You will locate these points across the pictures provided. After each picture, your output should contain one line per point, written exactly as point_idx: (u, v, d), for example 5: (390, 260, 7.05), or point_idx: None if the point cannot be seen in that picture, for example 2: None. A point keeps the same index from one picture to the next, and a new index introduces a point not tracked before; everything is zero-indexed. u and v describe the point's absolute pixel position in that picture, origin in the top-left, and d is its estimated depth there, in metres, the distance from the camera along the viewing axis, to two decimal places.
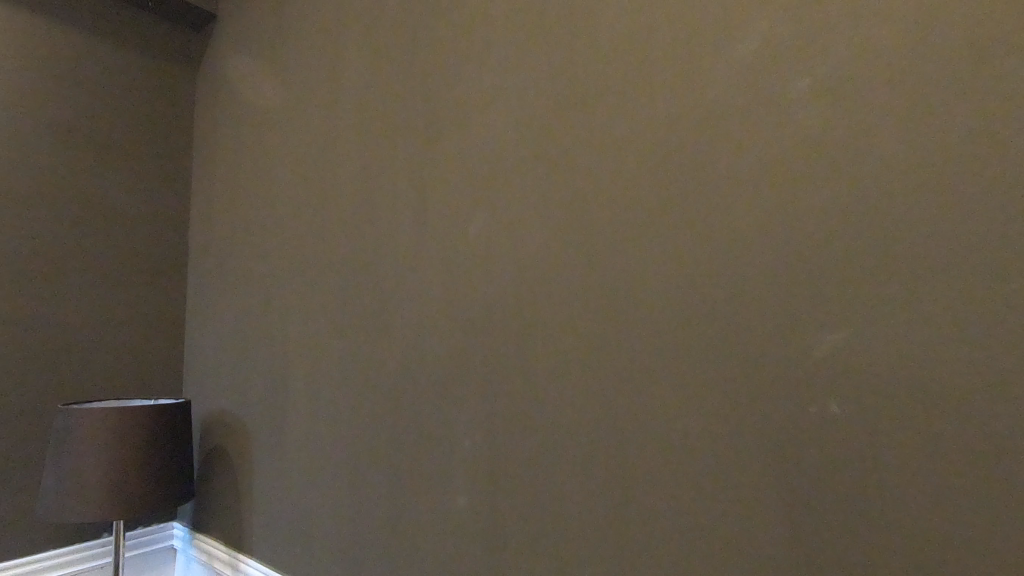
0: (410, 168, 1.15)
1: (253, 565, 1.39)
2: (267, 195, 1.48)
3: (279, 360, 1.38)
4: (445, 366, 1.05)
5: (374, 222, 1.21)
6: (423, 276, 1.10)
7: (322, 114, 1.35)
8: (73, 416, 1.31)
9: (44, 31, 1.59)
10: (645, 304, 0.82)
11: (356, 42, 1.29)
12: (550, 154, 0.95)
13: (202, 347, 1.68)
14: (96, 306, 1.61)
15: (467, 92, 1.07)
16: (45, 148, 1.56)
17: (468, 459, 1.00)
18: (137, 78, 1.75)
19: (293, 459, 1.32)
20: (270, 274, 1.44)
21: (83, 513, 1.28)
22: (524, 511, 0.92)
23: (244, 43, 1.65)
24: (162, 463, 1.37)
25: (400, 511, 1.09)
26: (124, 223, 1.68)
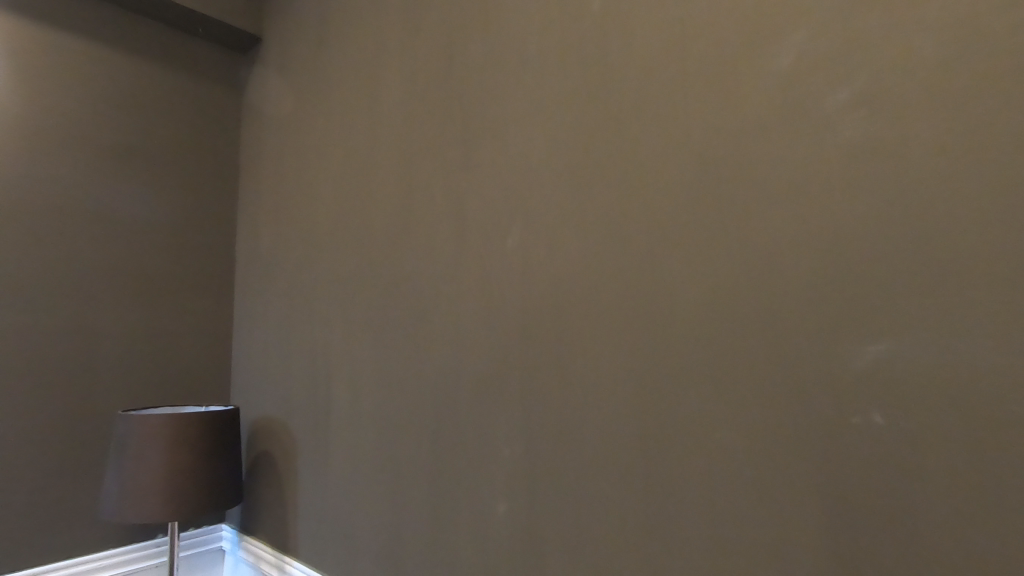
0: (443, 185, 1.18)
1: (297, 566, 1.43)
2: (308, 211, 1.54)
3: (321, 369, 1.43)
4: (477, 382, 1.06)
5: (409, 238, 1.23)
6: (455, 290, 1.12)
7: (360, 131, 1.40)
8: (131, 423, 1.38)
9: (106, 60, 1.70)
10: (676, 320, 0.81)
11: (392, 63, 1.33)
12: (579, 169, 0.95)
13: (249, 356, 1.75)
14: (153, 318, 1.71)
15: (499, 110, 1.09)
16: (107, 170, 1.67)
17: (500, 475, 1.01)
18: (190, 100, 1.85)
19: (334, 468, 1.36)
20: (312, 288, 1.49)
21: (140, 513, 1.35)
22: (555, 529, 0.92)
23: (287, 65, 1.71)
24: (214, 467, 1.44)
25: (435, 523, 1.11)
26: (177, 238, 1.78)
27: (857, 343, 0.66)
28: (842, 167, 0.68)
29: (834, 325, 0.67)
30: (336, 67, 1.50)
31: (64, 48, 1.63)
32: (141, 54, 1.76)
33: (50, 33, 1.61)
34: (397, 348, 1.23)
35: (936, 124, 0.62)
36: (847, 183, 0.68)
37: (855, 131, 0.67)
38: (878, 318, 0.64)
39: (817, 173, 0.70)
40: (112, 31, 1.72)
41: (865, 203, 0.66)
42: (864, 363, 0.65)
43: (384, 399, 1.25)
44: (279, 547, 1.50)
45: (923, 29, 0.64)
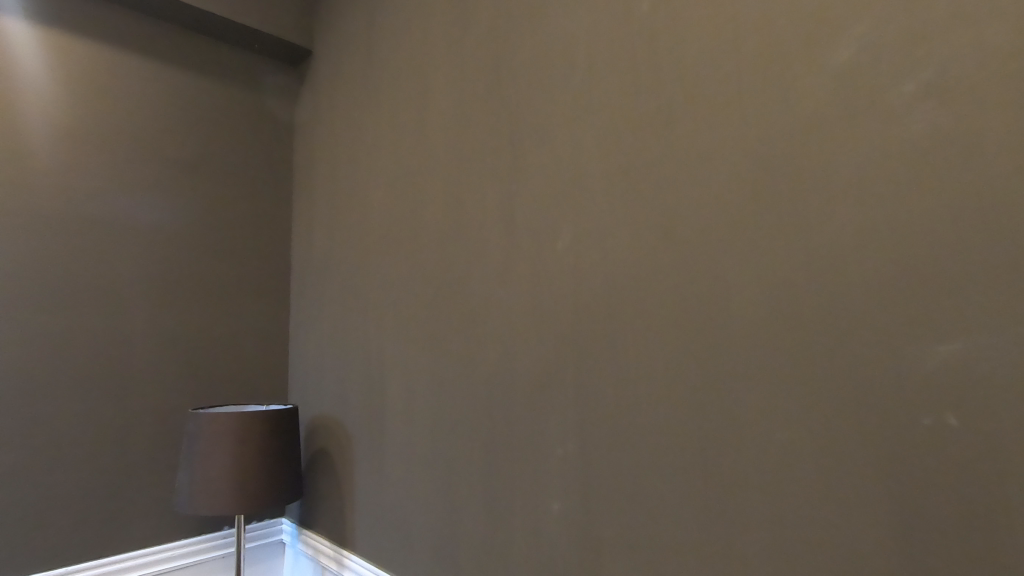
0: (493, 190, 1.20)
1: (354, 560, 1.48)
2: (361, 217, 1.59)
3: (376, 369, 1.47)
4: (528, 382, 1.08)
5: (460, 241, 1.26)
6: (507, 291, 1.14)
7: (411, 138, 1.43)
8: (200, 420, 1.46)
9: (172, 79, 1.80)
10: (733, 319, 0.81)
11: (441, 71, 1.36)
12: (631, 169, 0.96)
13: (306, 357, 1.82)
14: (216, 321, 1.80)
15: (548, 114, 1.10)
16: (174, 182, 1.77)
17: (554, 475, 1.02)
18: (248, 113, 1.94)
19: (389, 466, 1.40)
20: (365, 291, 1.54)
21: (209, 505, 1.42)
22: (610, 529, 0.93)
23: (339, 76, 1.77)
24: (275, 463, 1.50)
25: (488, 521, 1.13)
26: (238, 245, 1.87)
27: (928, 342, 0.64)
28: (909, 162, 0.66)
29: (900, 324, 0.66)
30: (386, 77, 1.55)
31: (134, 70, 1.74)
32: (203, 72, 1.86)
33: (122, 55, 1.72)
34: (450, 349, 1.26)
35: (1011, 113, 0.60)
36: (912, 179, 0.66)
37: (923, 123, 0.65)
38: (948, 316, 0.63)
39: (879, 168, 0.69)
40: (177, 51, 1.82)
41: (934, 197, 0.64)
42: (934, 362, 0.63)
43: (437, 399, 1.28)
44: (337, 541, 1.56)
45: (997, 17, 0.61)
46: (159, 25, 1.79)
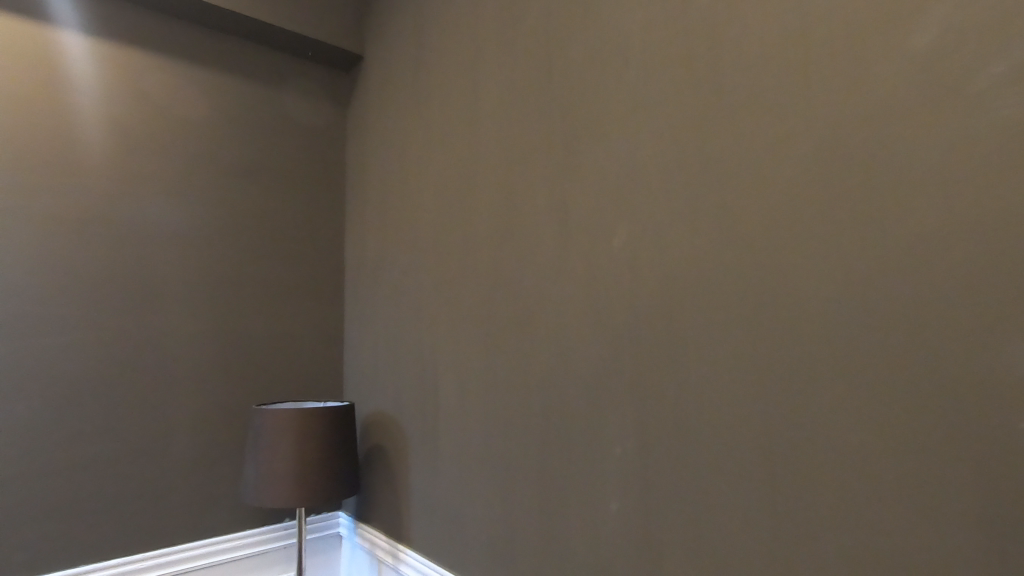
0: (546, 188, 1.20)
1: (410, 554, 1.51)
2: (413, 219, 1.62)
3: (429, 367, 1.50)
4: (584, 381, 1.08)
5: (512, 240, 1.27)
6: (561, 290, 1.14)
7: (461, 138, 1.45)
8: (263, 416, 1.52)
9: (231, 88, 1.88)
10: (800, 317, 0.78)
11: (491, 72, 1.37)
12: (689, 165, 0.93)
13: (360, 355, 1.87)
14: (276, 321, 1.87)
15: (602, 110, 1.09)
16: (235, 187, 1.85)
17: (611, 475, 1.01)
18: (303, 119, 2.00)
19: (443, 463, 1.42)
20: (418, 291, 1.57)
21: (273, 499, 1.48)
22: (672, 532, 0.91)
23: (390, 80, 1.81)
24: (334, 459, 1.55)
25: (545, 520, 1.13)
26: (295, 247, 1.94)
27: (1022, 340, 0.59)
28: (998, 149, 0.62)
29: (989, 322, 0.62)
30: (436, 79, 1.57)
31: (198, 81, 1.83)
32: (261, 81, 1.93)
33: (187, 68, 1.81)
34: (504, 347, 1.27)
35: None
36: (997, 168, 0.62)
37: (1015, 108, 0.61)
38: None
39: (965, 157, 0.64)
40: (236, 62, 1.90)
41: None
42: None
43: (491, 397, 1.29)
44: (393, 535, 1.59)
45: None
46: (221, 37, 1.87)
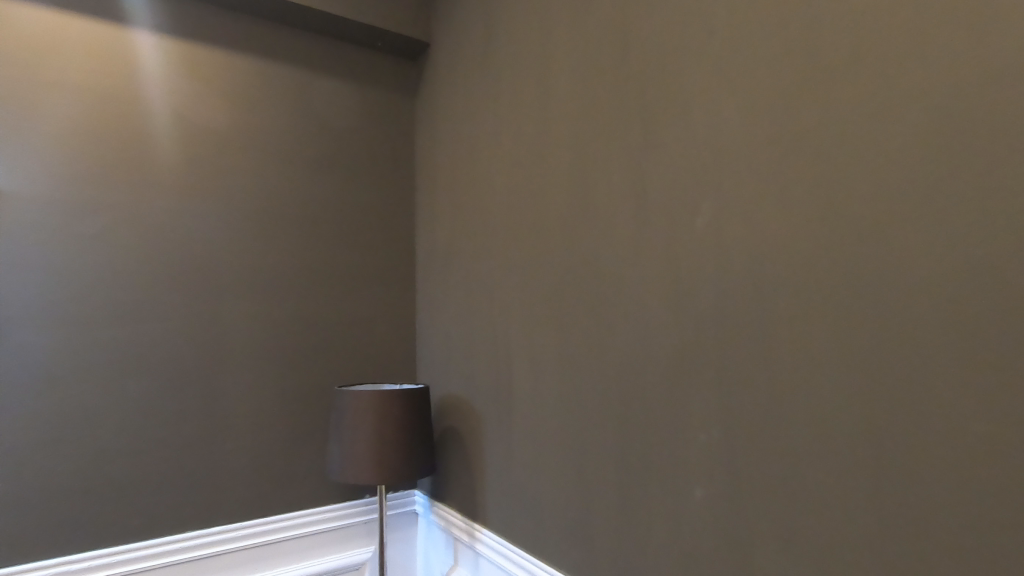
0: (622, 169, 1.17)
1: (486, 533, 1.55)
2: (484, 205, 1.63)
3: (502, 351, 1.52)
4: (665, 365, 1.05)
5: (587, 223, 1.25)
6: (640, 273, 1.12)
7: (532, 121, 1.44)
8: (345, 397, 1.59)
9: (306, 82, 1.94)
10: (905, 299, 0.72)
11: (562, 52, 1.35)
12: (780, 139, 0.88)
13: (433, 340, 1.91)
14: (353, 307, 1.94)
15: (683, 84, 1.05)
16: (313, 178, 1.92)
17: (697, 462, 0.99)
18: (373, 109, 2.05)
19: (519, 446, 1.43)
20: (490, 277, 1.58)
21: (356, 476, 1.55)
22: (765, 523, 0.88)
23: (458, 67, 1.82)
24: (412, 440, 1.59)
25: (625, 505, 1.12)
26: (368, 234, 2.00)
27: None
28: None
29: None
30: (505, 63, 1.56)
31: (275, 76, 1.90)
32: (333, 73, 1.99)
33: (264, 64, 1.88)
34: (580, 331, 1.26)
35: None
36: None
37: None
38: None
39: None
40: (309, 56, 1.96)
41: None
42: None
43: (566, 381, 1.29)
44: (469, 514, 1.64)
45: None
46: (294, 33, 1.94)
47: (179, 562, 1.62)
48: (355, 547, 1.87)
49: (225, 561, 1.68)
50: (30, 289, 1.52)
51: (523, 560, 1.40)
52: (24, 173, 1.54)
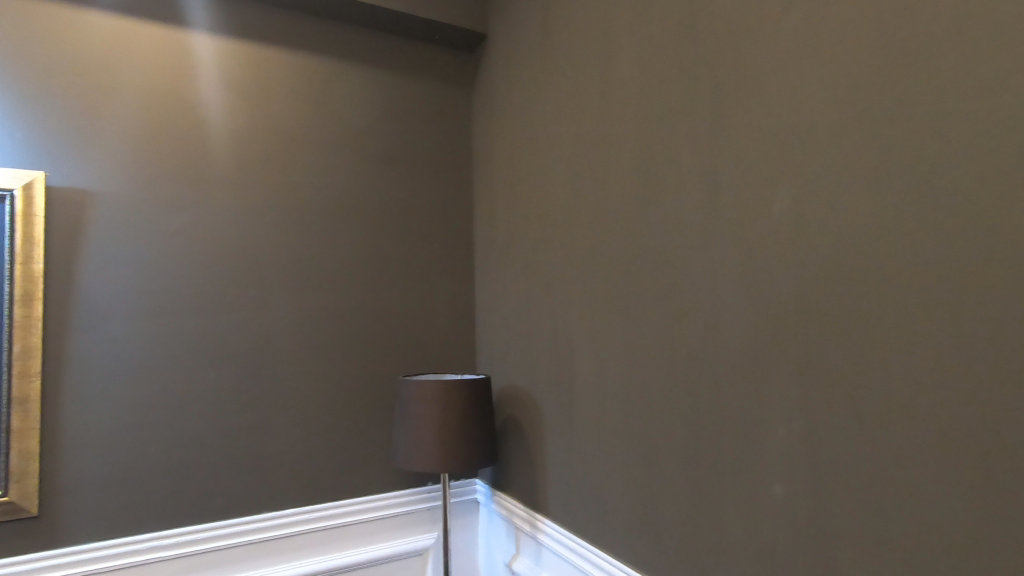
0: (691, 154, 1.13)
1: (549, 524, 1.55)
2: (544, 195, 1.62)
3: (564, 342, 1.51)
4: (738, 357, 1.01)
5: (653, 210, 1.22)
6: (711, 260, 1.08)
7: (594, 107, 1.42)
8: (410, 386, 1.62)
9: (366, 78, 1.98)
10: (1018, 285, 0.67)
11: (626, 35, 1.32)
12: (869, 115, 0.82)
13: (492, 331, 1.93)
14: (414, 299, 1.98)
15: (758, 61, 0.99)
16: (374, 172, 1.96)
17: (775, 457, 0.95)
18: (431, 102, 2.07)
19: (583, 438, 1.42)
20: (551, 268, 1.57)
21: (421, 464, 1.58)
22: (854, 522, 0.83)
23: (516, 58, 1.81)
24: (475, 430, 1.61)
25: (696, 500, 1.09)
26: (428, 226, 2.03)
27: None
28: None
29: None
30: (565, 51, 1.54)
31: (337, 74, 1.95)
32: (391, 69, 2.02)
33: (327, 63, 1.93)
34: (647, 322, 1.23)
35: None
36: None
37: None
38: None
39: None
40: (369, 52, 1.99)
41: None
42: None
43: (632, 373, 1.27)
44: (531, 504, 1.64)
45: None
46: (355, 30, 1.98)
47: (257, 541, 1.71)
48: (419, 532, 1.92)
49: (299, 541, 1.76)
50: (120, 283, 1.62)
51: (588, 552, 1.39)
52: (111, 175, 1.63)
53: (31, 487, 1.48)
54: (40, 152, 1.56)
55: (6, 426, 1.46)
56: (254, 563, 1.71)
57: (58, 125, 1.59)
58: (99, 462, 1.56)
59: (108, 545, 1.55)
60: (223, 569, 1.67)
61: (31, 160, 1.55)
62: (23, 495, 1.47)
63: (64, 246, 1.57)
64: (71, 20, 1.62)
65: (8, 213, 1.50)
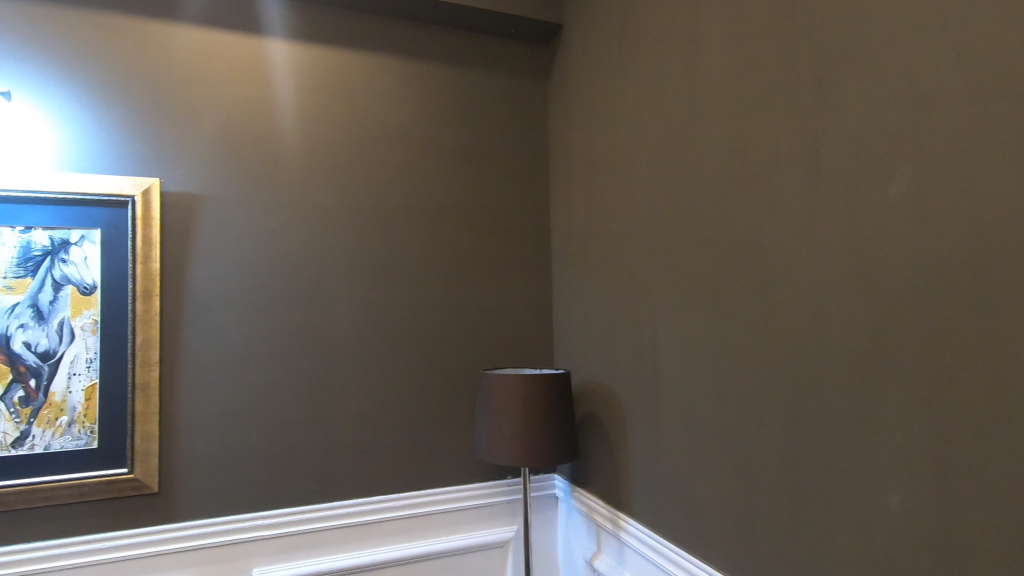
0: (789, 137, 1.06)
1: (631, 523, 1.51)
2: (625, 186, 1.58)
3: (648, 338, 1.47)
4: (846, 356, 0.94)
5: (745, 200, 1.16)
6: (813, 252, 1.00)
7: (679, 94, 1.36)
8: (491, 380, 1.64)
9: (444, 77, 2.02)
10: None
11: (713, 17, 1.26)
12: (1005, 87, 0.73)
13: (571, 326, 1.91)
14: (493, 294, 2.00)
15: (866, 33, 0.91)
16: (452, 169, 1.99)
17: (890, 464, 0.87)
18: (507, 98, 2.08)
19: (668, 437, 1.38)
20: (634, 261, 1.53)
21: (502, 457, 1.59)
22: (986, 540, 0.74)
23: (594, 47, 1.77)
24: (555, 424, 1.60)
25: (797, 506, 1.03)
26: (505, 222, 2.03)
27: None
28: None
29: None
30: (646, 36, 1.49)
31: (416, 74, 1.99)
32: (468, 66, 2.04)
33: (406, 64, 1.98)
34: (740, 317, 1.17)
35: None
36: None
37: None
38: None
39: None
40: (446, 50, 2.02)
41: None
42: None
43: (723, 371, 1.21)
44: (612, 502, 1.61)
45: None
46: (433, 30, 2.01)
47: (347, 525, 1.79)
48: (499, 525, 1.94)
49: (385, 527, 1.83)
50: (223, 280, 1.75)
51: (675, 554, 1.34)
52: (214, 179, 1.76)
53: (152, 466, 1.63)
54: (154, 160, 1.71)
55: (131, 409, 1.62)
56: (345, 545, 1.79)
57: (169, 135, 1.73)
58: (208, 445, 1.69)
59: (216, 522, 1.67)
60: (316, 550, 1.76)
61: (147, 168, 1.70)
62: (145, 472, 1.62)
63: (175, 247, 1.71)
64: (179, 37, 1.76)
65: (129, 217, 1.65)
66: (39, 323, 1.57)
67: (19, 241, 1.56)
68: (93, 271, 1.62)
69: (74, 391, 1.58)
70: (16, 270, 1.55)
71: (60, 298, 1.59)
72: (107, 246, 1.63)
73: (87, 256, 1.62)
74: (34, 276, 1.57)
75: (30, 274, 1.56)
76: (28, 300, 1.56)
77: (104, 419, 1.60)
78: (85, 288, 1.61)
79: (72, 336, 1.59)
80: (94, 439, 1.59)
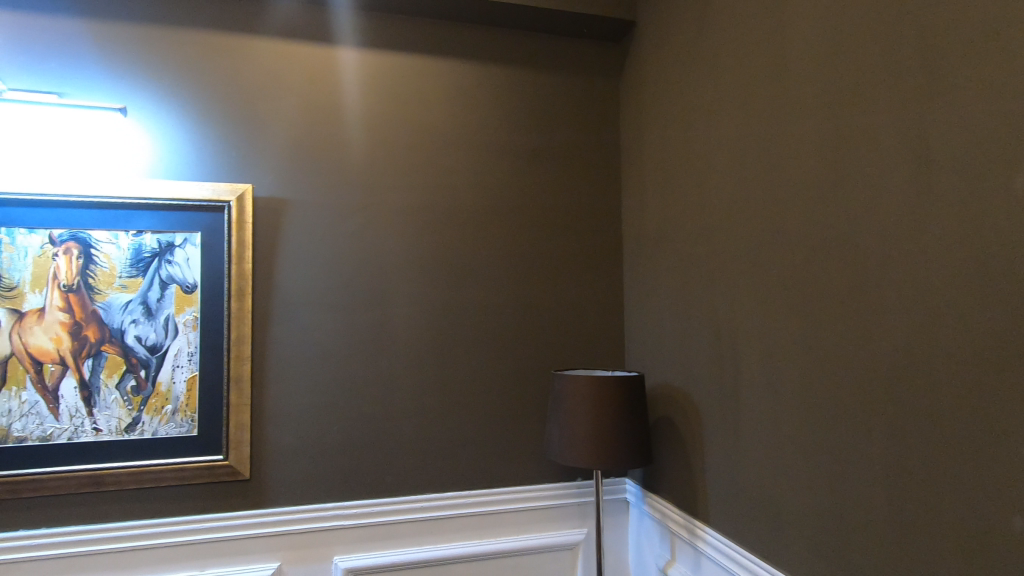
0: (890, 130, 0.99)
1: (708, 531, 1.46)
2: (703, 184, 1.54)
3: (728, 342, 1.41)
4: (958, 365, 0.86)
5: (839, 197, 1.09)
6: (917, 252, 0.93)
7: (764, 89, 1.31)
8: (563, 380, 1.64)
9: (515, 79, 2.03)
10: None
11: (803, 6, 1.20)
12: None
13: (643, 328, 1.87)
14: (563, 295, 1.99)
15: (984, 15, 0.84)
16: (524, 170, 2.00)
17: (1014, 483, 0.79)
18: (577, 98, 2.06)
19: (750, 445, 1.32)
20: (713, 261, 1.48)
21: (575, 459, 1.58)
22: None
23: (670, 43, 1.73)
24: (629, 427, 1.57)
25: (900, 525, 0.95)
26: (576, 223, 2.02)
27: None
28: None
29: None
30: (728, 29, 1.44)
31: (488, 78, 2.02)
32: (539, 67, 2.05)
33: (479, 68, 2.01)
34: (832, 321, 1.10)
35: None
36: None
37: None
38: None
39: None
40: (518, 53, 2.04)
41: None
42: None
43: (813, 378, 1.15)
44: (688, 509, 1.57)
45: None
46: (505, 33, 2.03)
47: (420, 519, 1.84)
48: (569, 527, 1.93)
49: (457, 523, 1.86)
50: (307, 279, 1.84)
51: (757, 567, 1.28)
52: (300, 184, 1.85)
53: (244, 454, 1.74)
54: (247, 167, 1.82)
55: (227, 400, 1.73)
56: (418, 539, 1.84)
57: (259, 143, 1.84)
58: (293, 436, 1.79)
59: (301, 509, 1.76)
60: (391, 541, 1.82)
61: (240, 175, 1.82)
62: (238, 459, 1.73)
63: (265, 248, 1.81)
64: (269, 51, 1.87)
65: (225, 221, 1.77)
66: (148, 318, 1.71)
67: (132, 244, 1.71)
68: (194, 271, 1.75)
69: (177, 381, 1.71)
70: (129, 270, 1.70)
71: (165, 296, 1.72)
72: (207, 248, 1.76)
73: (189, 257, 1.75)
74: (144, 276, 1.71)
75: (141, 274, 1.71)
76: (139, 298, 1.71)
77: (203, 409, 1.73)
78: (187, 287, 1.74)
79: (176, 331, 1.72)
80: (194, 427, 1.72)
